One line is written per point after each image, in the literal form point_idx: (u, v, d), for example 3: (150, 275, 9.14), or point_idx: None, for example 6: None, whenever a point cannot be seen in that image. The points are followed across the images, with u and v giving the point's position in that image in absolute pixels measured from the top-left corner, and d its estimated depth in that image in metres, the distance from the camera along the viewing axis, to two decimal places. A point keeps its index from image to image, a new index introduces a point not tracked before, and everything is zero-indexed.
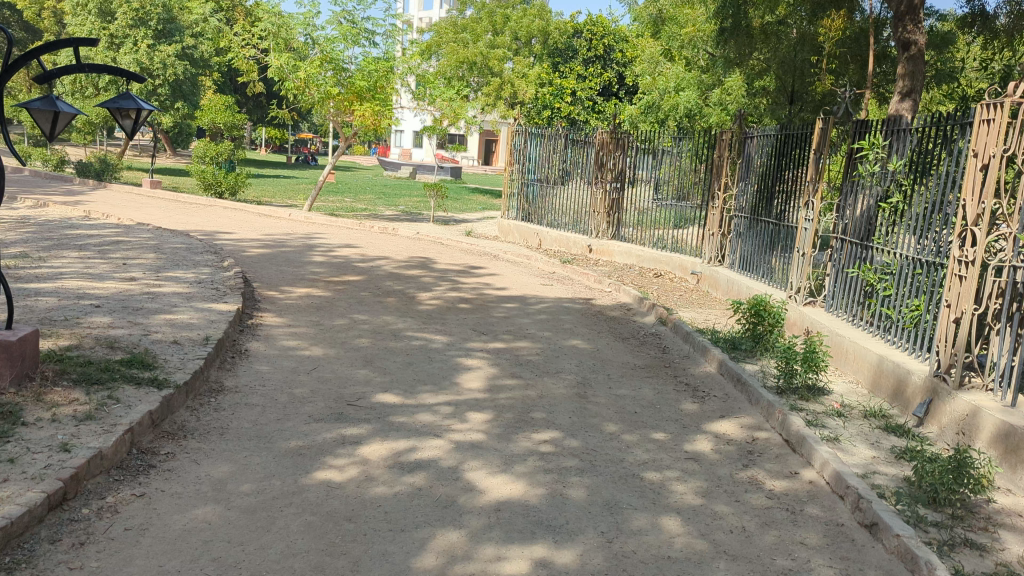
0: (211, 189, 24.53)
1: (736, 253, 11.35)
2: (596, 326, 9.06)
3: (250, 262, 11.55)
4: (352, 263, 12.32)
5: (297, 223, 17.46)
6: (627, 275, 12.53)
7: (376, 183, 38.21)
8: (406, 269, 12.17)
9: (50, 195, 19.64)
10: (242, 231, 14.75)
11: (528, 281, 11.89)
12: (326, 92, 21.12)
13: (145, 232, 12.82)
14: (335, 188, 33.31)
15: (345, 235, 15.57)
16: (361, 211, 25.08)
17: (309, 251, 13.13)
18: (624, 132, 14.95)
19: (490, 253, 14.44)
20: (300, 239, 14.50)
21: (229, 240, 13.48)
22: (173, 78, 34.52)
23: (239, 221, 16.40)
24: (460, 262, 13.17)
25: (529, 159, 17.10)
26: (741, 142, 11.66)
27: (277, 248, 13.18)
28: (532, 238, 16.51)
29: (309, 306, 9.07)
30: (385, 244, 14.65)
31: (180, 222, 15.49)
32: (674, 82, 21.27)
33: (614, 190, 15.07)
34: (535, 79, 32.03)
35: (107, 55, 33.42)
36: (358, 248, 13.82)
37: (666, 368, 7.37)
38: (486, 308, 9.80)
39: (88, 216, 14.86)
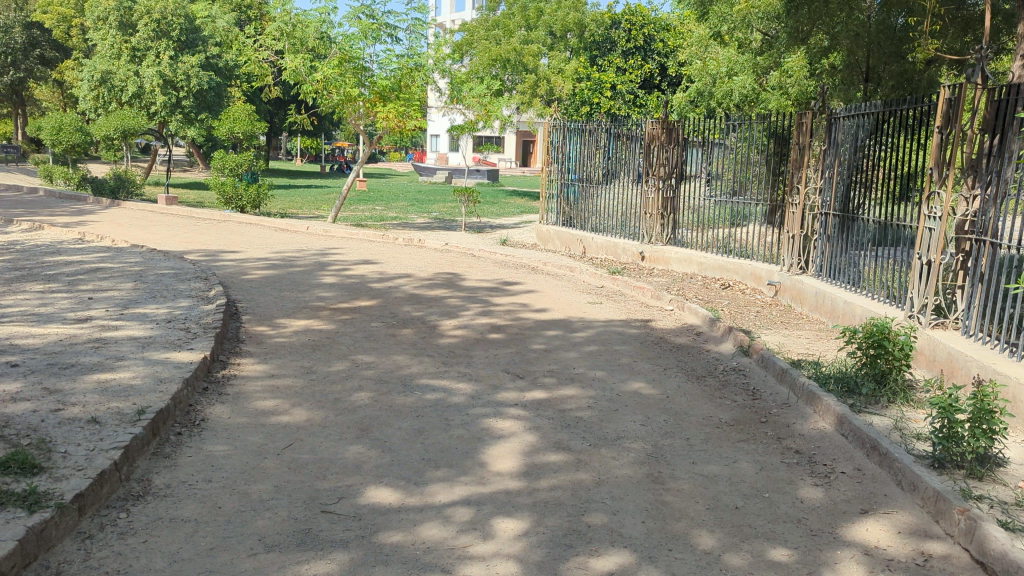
0: (232, 203, 23.25)
1: (825, 258, 9.35)
2: (661, 361, 7.20)
3: (247, 289, 9.96)
4: (367, 284, 10.66)
5: (316, 237, 15.91)
6: (688, 287, 10.66)
7: (410, 189, 36.74)
8: (431, 289, 10.44)
9: (56, 216, 18.42)
10: (249, 250, 13.23)
11: (572, 299, 10.09)
12: (345, 95, 19.59)
13: (135, 256, 11.34)
14: (366, 196, 31.88)
15: (366, 250, 13.96)
16: (391, 220, 23.51)
17: (320, 271, 11.50)
18: (675, 120, 12.99)
19: (528, 264, 12.67)
20: (313, 256, 12.89)
21: (231, 263, 11.94)
22: (197, 89, 33.39)
23: (251, 239, 14.90)
24: (493, 278, 11.43)
25: (568, 156, 15.33)
26: (823, 128, 9.52)
27: (284, 268, 11.60)
28: (576, 245, 14.68)
29: (304, 346, 7.40)
30: (409, 259, 12.95)
31: (183, 242, 14.05)
32: (727, 67, 19.13)
33: (667, 188, 13.14)
34: (572, 74, 30.15)
35: (129, 69, 32.58)
36: (376, 265, 12.16)
37: (762, 426, 5.47)
38: (523, 337, 8.00)
39: (82, 239, 13.49)
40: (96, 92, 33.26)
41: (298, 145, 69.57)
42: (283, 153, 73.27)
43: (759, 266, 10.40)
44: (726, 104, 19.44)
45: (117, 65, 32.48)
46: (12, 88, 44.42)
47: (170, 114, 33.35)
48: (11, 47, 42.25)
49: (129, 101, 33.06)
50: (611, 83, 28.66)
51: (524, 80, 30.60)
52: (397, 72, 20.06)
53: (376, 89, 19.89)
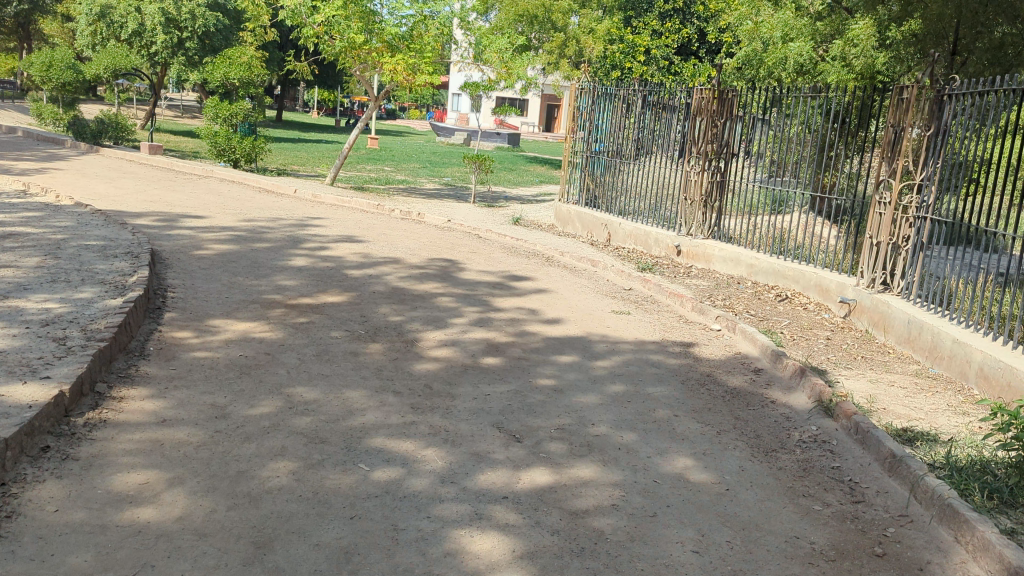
0: (224, 155, 21.26)
1: (920, 276, 7.20)
2: (711, 418, 5.23)
3: (191, 273, 8.05)
4: (342, 271, 8.70)
5: (302, 203, 13.98)
6: (736, 297, 8.67)
7: (424, 151, 34.68)
8: (418, 284, 8.49)
9: (22, 160, 16.60)
10: (217, 217, 11.33)
11: (592, 306, 8.10)
12: (349, 42, 17.47)
13: (70, 220, 9.46)
14: (376, 155, 29.84)
15: (353, 222, 12.02)
16: (397, 184, 21.50)
17: (291, 249, 9.59)
18: (727, 89, 10.79)
19: (540, 253, 10.68)
20: (289, 227, 10.97)
21: (188, 233, 10.05)
22: (202, 30, 31.40)
23: (225, 203, 12.99)
24: (496, 269, 9.45)
25: (595, 124, 13.27)
26: (929, 107, 7.27)
27: (248, 243, 9.69)
28: (599, 230, 12.64)
29: (229, 367, 5.49)
30: (400, 238, 10.98)
31: (145, 204, 12.16)
32: (782, 32, 16.74)
33: (714, 169, 11.04)
34: (604, 34, 27.88)
35: (131, 4, 30.47)
36: (360, 243, 10.22)
37: (882, 570, 3.51)
38: (525, 366, 6.06)
39: (26, 192, 11.61)
40: (96, 29, 31.17)
41: (316, 97, 67.57)
42: (301, 103, 70.92)
43: (828, 276, 8.31)
44: (777, 75, 17.11)
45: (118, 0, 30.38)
46: (19, 22, 42.63)
47: (172, 56, 31.16)
48: None
49: (131, 40, 30.97)
50: (645, 47, 26.80)
51: (552, 39, 28.89)
52: (410, 20, 17.90)
53: (383, 37, 17.70)
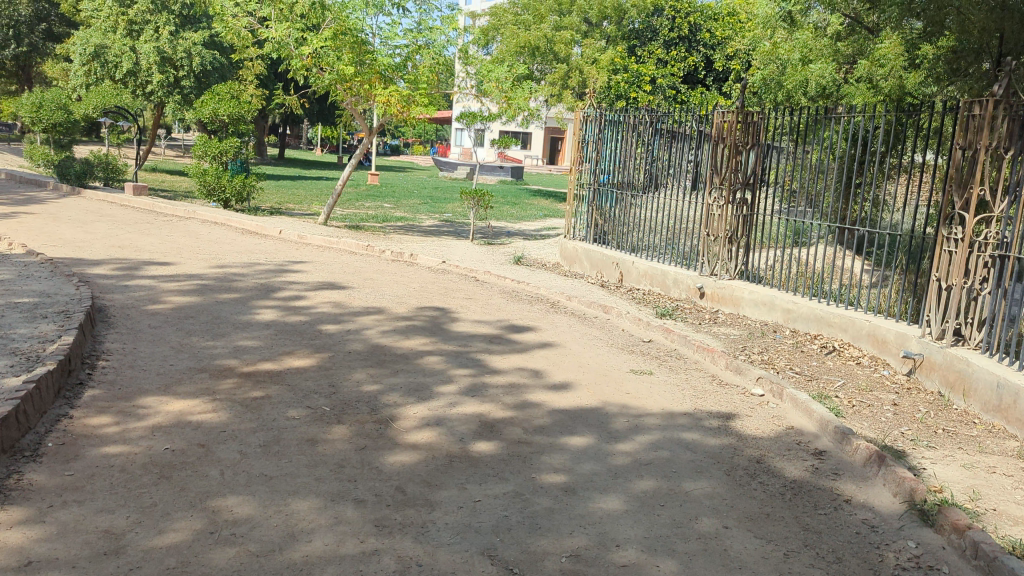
0: (213, 195, 20.17)
1: (1001, 327, 5.96)
2: (772, 532, 3.97)
3: (137, 334, 6.86)
4: (316, 327, 7.50)
5: (286, 244, 12.82)
6: (775, 348, 7.45)
7: (426, 185, 33.66)
8: (404, 339, 7.29)
9: None
10: (186, 263, 10.18)
11: (606, 364, 6.87)
12: (339, 75, 16.43)
13: (10, 270, 8.30)
14: (375, 191, 28.77)
15: (338, 266, 10.85)
16: (394, 221, 20.38)
17: (261, 300, 8.41)
18: (751, 113, 9.55)
19: (545, 297, 9.41)
20: (264, 273, 9.80)
21: (147, 283, 8.88)
22: (200, 69, 30.53)
23: (200, 247, 11.84)
24: (495, 318, 8.23)
25: (603, 153, 12.14)
26: (1006, 126, 6.05)
27: (213, 293, 8.52)
28: (610, 270, 11.09)
29: (146, 467, 4.28)
30: (387, 283, 9.79)
31: (109, 250, 11.01)
32: (800, 53, 15.60)
33: (738, 202, 9.73)
34: (608, 64, 26.89)
35: (125, 43, 29.67)
36: (342, 291, 9.03)
37: None
38: (527, 453, 4.82)
39: None
40: (88, 68, 30.25)
41: (319, 133, 67.00)
42: (304, 139, 70.17)
43: (883, 324, 7.08)
44: (797, 99, 15.88)
45: (112, 39, 29.59)
46: (15, 64, 42.01)
47: (167, 95, 30.26)
48: (14, 19, 39.92)
49: (124, 79, 30.14)
50: (650, 76, 25.75)
51: (555, 70, 27.93)
52: (404, 50, 16.90)
53: (377, 67, 16.64)
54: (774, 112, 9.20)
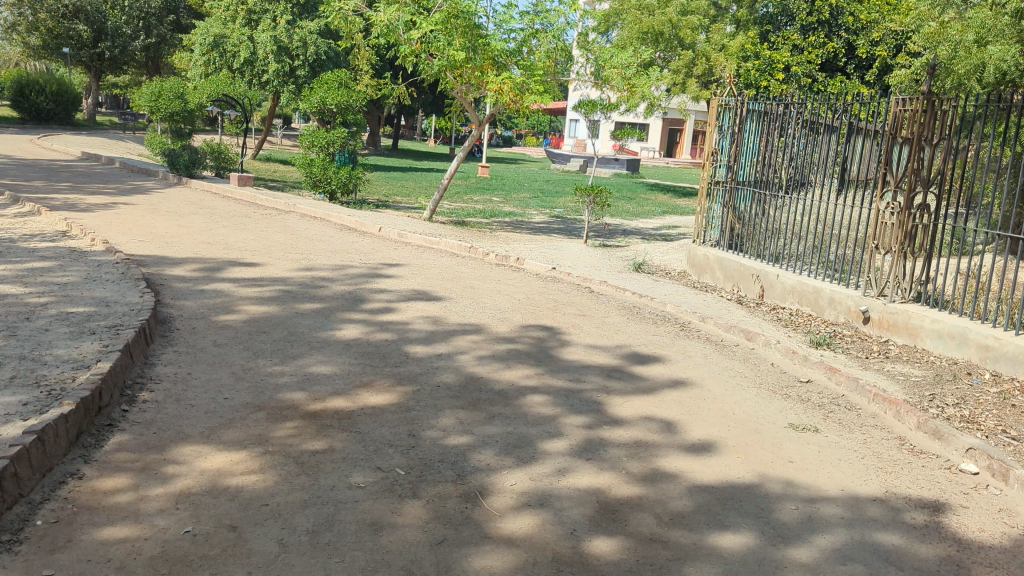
0: (320, 187, 19.57)
1: None
2: None
3: (198, 353, 5.89)
4: (403, 350, 6.37)
5: (384, 242, 11.84)
6: (977, 401, 5.80)
7: (537, 178, 32.49)
8: (505, 368, 6.06)
9: (97, 191, 15.28)
10: (273, 265, 9.29)
11: (758, 417, 5.42)
12: (449, 61, 15.31)
13: (80, 271, 7.54)
14: (485, 184, 27.76)
15: (437, 271, 9.75)
16: (503, 216, 19.26)
17: (345, 312, 7.35)
18: (939, 98, 7.58)
19: (673, 316, 7.98)
20: (354, 278, 8.79)
21: (225, 288, 7.99)
22: (315, 59, 30.30)
23: (293, 245, 10.99)
24: (613, 342, 6.90)
25: (743, 146, 10.48)
26: None
27: (294, 302, 7.53)
28: (748, 285, 9.41)
29: (152, 564, 3.19)
30: (490, 294, 8.59)
31: (198, 247, 10.27)
32: (975, 34, 13.46)
33: (918, 208, 7.74)
34: (736, 51, 24.71)
35: (243, 33, 29.71)
36: (438, 304, 7.89)
37: None
38: (663, 562, 3.49)
39: (65, 233, 9.92)
40: (207, 58, 30.45)
41: (433, 125, 66.97)
42: (418, 131, 70.33)
43: None
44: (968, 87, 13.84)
45: (231, 28, 29.73)
46: (146, 56, 43.31)
47: (283, 84, 30.19)
48: (145, 11, 41.21)
49: (241, 69, 30.25)
50: (784, 63, 23.80)
51: (678, 57, 26.32)
52: (519, 34, 15.68)
53: (489, 53, 15.45)
54: (960, 98, 7.34)
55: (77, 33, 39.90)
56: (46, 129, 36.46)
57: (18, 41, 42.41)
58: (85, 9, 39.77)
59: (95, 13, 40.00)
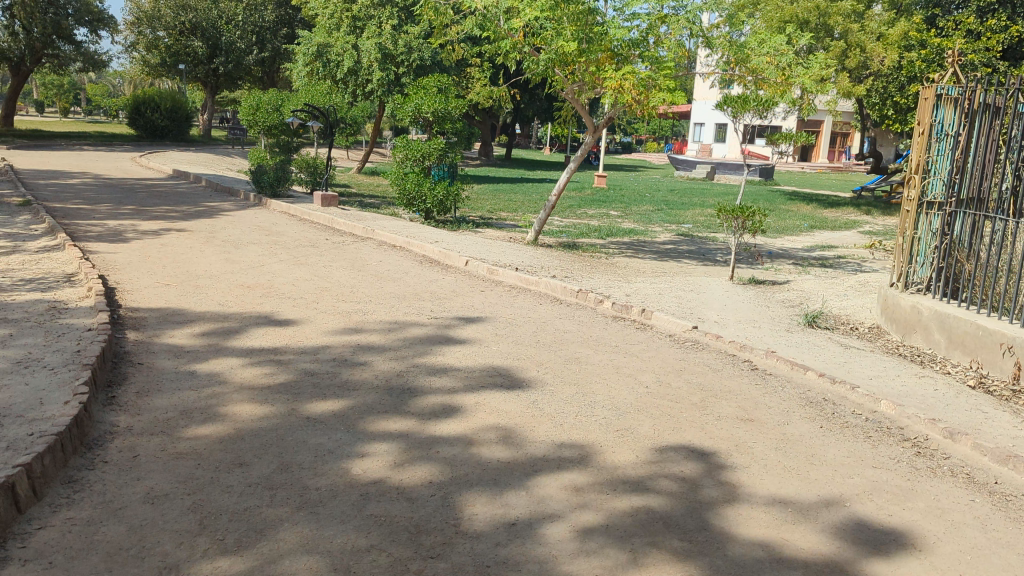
0: (414, 205, 17.20)
1: None
2: None
3: (98, 528, 3.46)
4: (450, 511, 3.74)
5: (469, 281, 9.29)
6: None
7: (661, 188, 29.30)
8: (628, 565, 3.34)
9: (163, 215, 13.54)
10: (312, 323, 6.92)
11: None
12: (558, 54, 12.55)
13: (21, 346, 5.35)
14: (602, 196, 24.88)
15: (531, 329, 7.10)
16: (622, 236, 16.37)
17: (380, 419, 4.82)
18: None
19: (895, 429, 5.02)
20: (413, 349, 6.26)
21: (227, 368, 5.63)
22: (419, 65, 28.10)
23: (352, 286, 8.62)
24: (817, 495, 4.05)
25: (969, 157, 7.16)
26: None
27: (312, 401, 5.07)
28: (993, 359, 6.21)
29: None
30: (603, 376, 5.85)
31: (232, 293, 8.06)
32: None
33: None
34: (897, 38, 21.28)
35: (347, 40, 27.99)
36: (523, 398, 5.24)
37: None
38: None
39: (71, 277, 7.92)
40: (312, 68, 29.14)
41: (549, 133, 64.86)
42: (534, 138, 68.11)
43: None
44: None
45: (336, 36, 28.13)
46: (261, 71, 42.91)
47: (387, 93, 28.18)
48: (259, 25, 40.78)
49: (345, 79, 28.55)
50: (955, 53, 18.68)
51: (828, 47, 22.52)
52: (643, 21, 12.79)
53: (607, 43, 12.47)
54: None
55: (193, 49, 39.91)
56: (159, 145, 36.28)
57: (139, 59, 42.77)
58: (201, 24, 39.68)
59: (210, 29, 39.91)
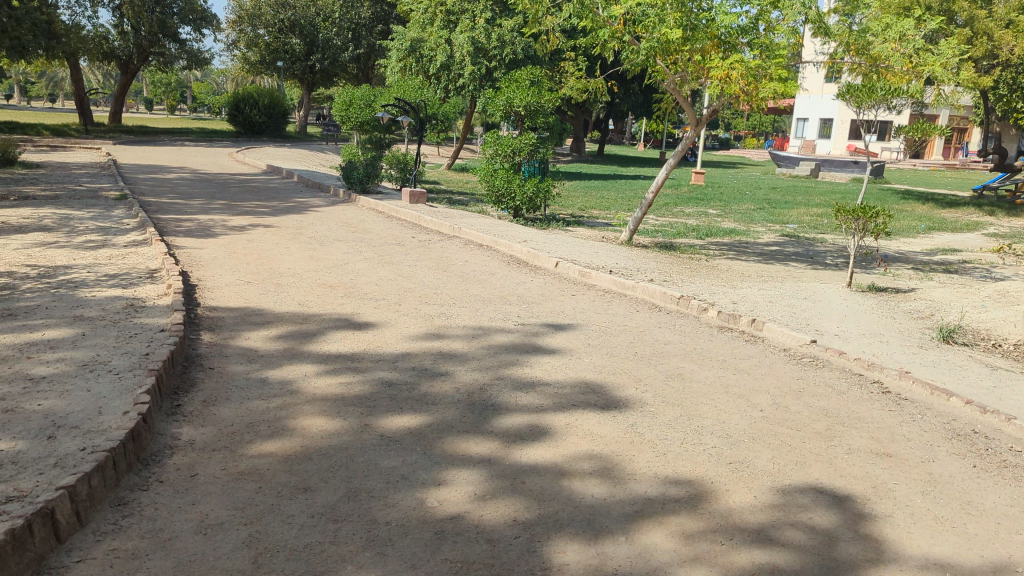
0: (503, 202, 16.75)
1: None
2: None
3: (141, 563, 3.07)
4: (536, 560, 3.21)
5: (560, 284, 8.75)
6: None
7: (762, 186, 28.03)
8: None
9: (253, 211, 13.48)
10: (393, 327, 6.51)
11: None
12: (661, 43, 11.82)
13: (88, 347, 5.09)
14: (699, 194, 23.88)
15: (628, 339, 6.50)
16: (722, 236, 15.50)
17: (462, 440, 4.33)
18: None
19: None
20: (500, 359, 5.74)
21: (301, 375, 5.25)
22: (513, 59, 27.64)
23: (438, 288, 8.20)
24: (983, 560, 3.36)
25: None
26: None
27: (387, 416, 4.62)
28: None
29: None
30: (711, 397, 5.21)
31: (314, 292, 7.75)
32: None
33: None
34: None
35: (441, 35, 27.79)
36: (621, 422, 4.66)
37: None
38: None
39: (154, 273, 7.75)
40: (406, 63, 29.13)
41: (642, 129, 63.60)
42: (627, 134, 66.92)
43: None
44: None
45: (430, 31, 27.98)
46: (357, 67, 43.36)
47: (479, 89, 27.85)
48: (356, 22, 41.20)
49: (438, 74, 28.37)
50: None
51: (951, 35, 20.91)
52: (753, 7, 11.92)
53: (714, 31, 11.65)
54: None
55: (291, 46, 40.59)
56: (257, 141, 37.06)
57: (240, 57, 43.84)
58: (300, 22, 40.33)
59: (308, 26, 40.51)
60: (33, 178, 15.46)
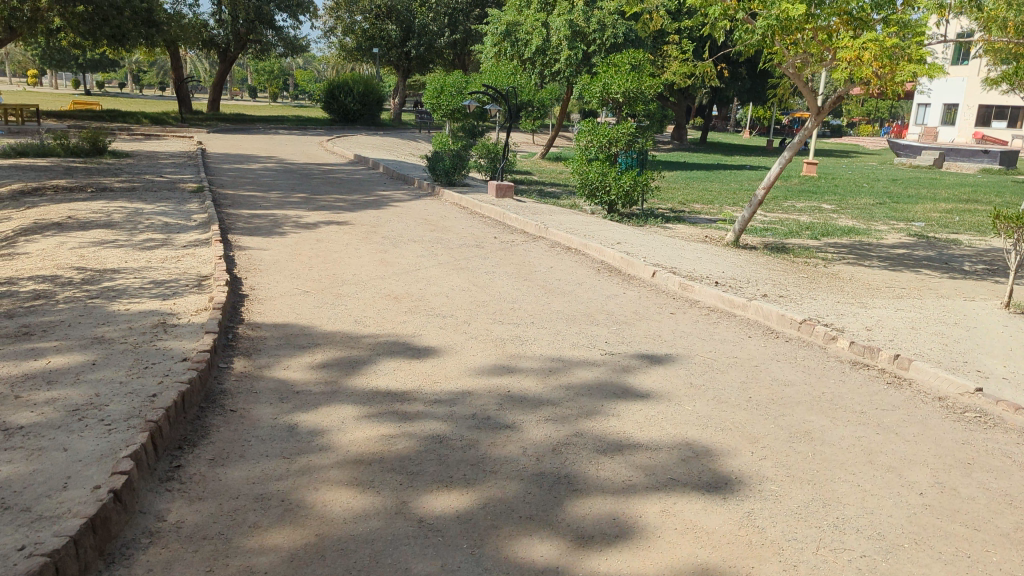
0: (596, 196, 15.56)
1: None
2: None
3: None
4: None
5: (657, 298, 7.60)
6: None
7: (882, 177, 25.81)
8: None
9: (331, 205, 12.80)
10: (456, 355, 5.53)
11: None
12: (780, 21, 10.39)
13: (89, 383, 4.31)
14: (811, 186, 22.06)
15: (739, 378, 5.32)
16: (841, 236, 13.91)
17: (522, 534, 3.30)
18: None
19: None
20: (580, 405, 4.67)
21: (335, 423, 4.32)
22: (613, 43, 26.27)
23: (516, 302, 7.19)
24: None
25: None
26: None
27: (432, 489, 3.64)
28: None
29: None
30: (851, 470, 4.01)
31: (375, 306, 6.86)
32: None
33: None
34: None
35: (538, 19, 26.70)
36: (734, 512, 3.53)
37: None
38: None
39: (203, 280, 7.04)
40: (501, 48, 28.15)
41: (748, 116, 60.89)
42: (731, 120, 64.23)
43: None
44: None
45: (527, 14, 26.91)
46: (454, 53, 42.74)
47: (576, 74, 26.61)
48: (452, 7, 40.53)
49: (534, 59, 27.27)
50: None
51: None
52: None
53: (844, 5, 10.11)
54: None
55: (388, 33, 40.27)
56: (352, 129, 36.95)
57: (338, 44, 43.89)
58: (396, 8, 39.93)
59: (404, 12, 40.09)
60: (120, 169, 15.28)
